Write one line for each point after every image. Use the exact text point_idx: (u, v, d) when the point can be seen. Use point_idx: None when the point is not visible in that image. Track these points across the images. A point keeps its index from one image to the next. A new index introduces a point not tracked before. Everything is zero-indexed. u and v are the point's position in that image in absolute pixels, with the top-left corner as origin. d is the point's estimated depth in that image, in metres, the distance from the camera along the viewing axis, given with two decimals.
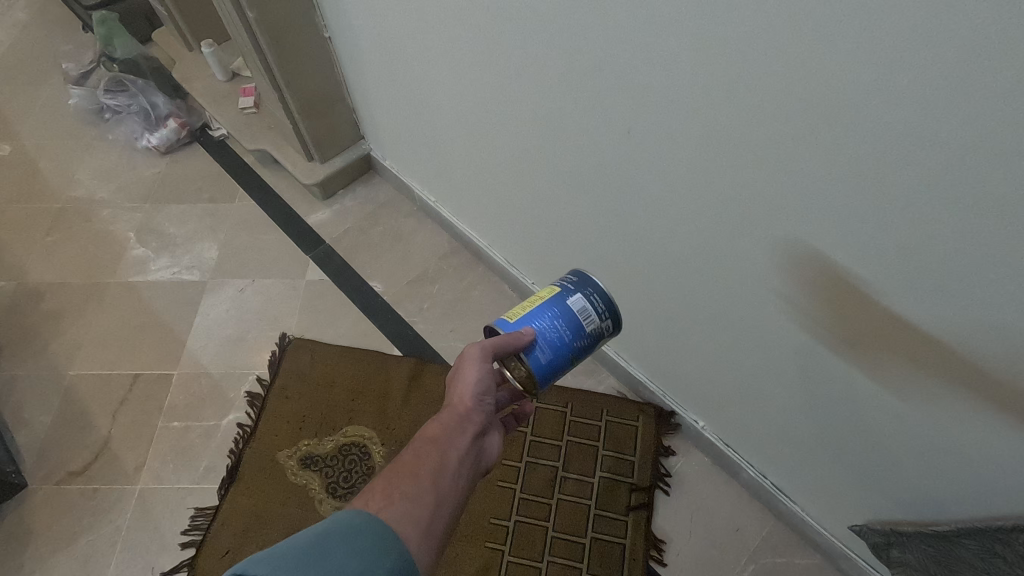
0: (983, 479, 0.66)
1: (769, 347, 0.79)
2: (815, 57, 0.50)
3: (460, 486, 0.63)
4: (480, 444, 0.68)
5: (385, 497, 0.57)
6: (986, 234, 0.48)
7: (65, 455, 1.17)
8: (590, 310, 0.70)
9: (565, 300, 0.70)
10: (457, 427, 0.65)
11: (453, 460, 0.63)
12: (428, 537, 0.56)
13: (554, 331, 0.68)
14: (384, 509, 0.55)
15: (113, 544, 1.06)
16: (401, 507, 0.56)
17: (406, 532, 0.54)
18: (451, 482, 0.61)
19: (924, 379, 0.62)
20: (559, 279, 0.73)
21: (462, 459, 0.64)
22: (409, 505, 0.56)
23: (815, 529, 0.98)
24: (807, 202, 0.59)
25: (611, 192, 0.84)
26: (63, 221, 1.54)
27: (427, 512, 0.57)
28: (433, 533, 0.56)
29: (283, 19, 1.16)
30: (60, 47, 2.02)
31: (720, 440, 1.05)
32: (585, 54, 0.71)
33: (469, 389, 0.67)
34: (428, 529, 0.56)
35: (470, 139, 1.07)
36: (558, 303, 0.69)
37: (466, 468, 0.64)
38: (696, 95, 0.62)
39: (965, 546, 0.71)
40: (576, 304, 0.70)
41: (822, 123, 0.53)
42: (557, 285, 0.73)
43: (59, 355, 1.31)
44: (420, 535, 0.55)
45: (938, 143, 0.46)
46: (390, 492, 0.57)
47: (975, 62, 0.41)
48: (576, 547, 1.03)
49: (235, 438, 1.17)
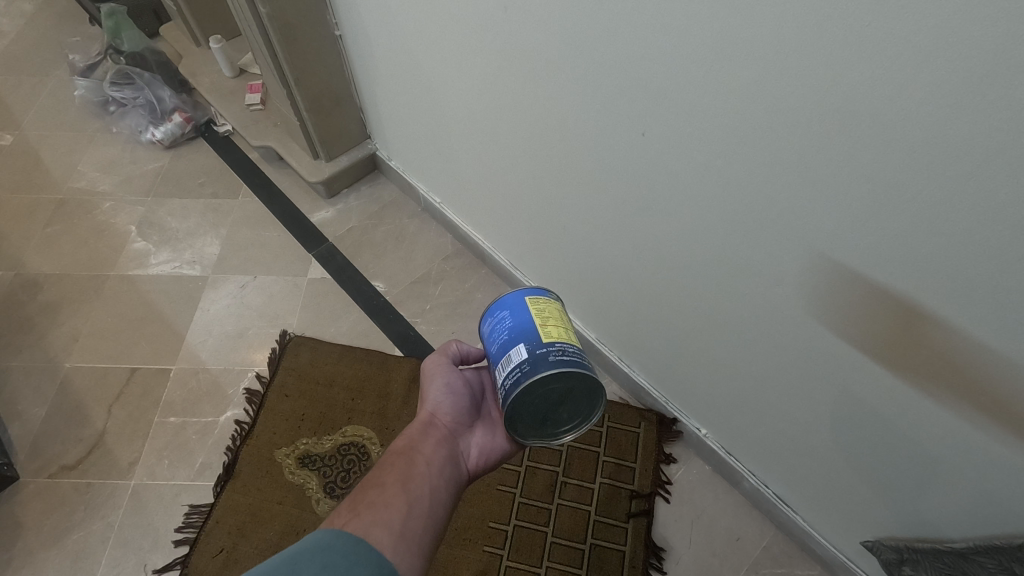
0: (993, 494, 0.65)
1: (775, 355, 0.79)
2: (833, 66, 0.50)
3: (435, 487, 0.65)
4: (454, 447, 0.71)
5: (351, 512, 0.59)
6: (1005, 244, 0.48)
7: (59, 448, 1.15)
8: (506, 369, 0.62)
9: (524, 349, 0.61)
10: (422, 434, 0.70)
11: (420, 463, 0.66)
12: (403, 539, 0.57)
13: (494, 334, 0.65)
14: (348, 522, 0.57)
15: (104, 540, 1.05)
16: (368, 516, 0.58)
17: (377, 538, 0.56)
18: (422, 485, 0.64)
19: (934, 390, 0.61)
20: (562, 353, 0.61)
21: (432, 462, 0.67)
22: (377, 513, 0.59)
23: (816, 540, 0.97)
24: (822, 208, 0.59)
25: (621, 195, 0.84)
26: (63, 213, 1.53)
27: (398, 516, 0.59)
28: (407, 535, 0.58)
29: (294, 17, 1.16)
30: (67, 39, 2.01)
31: (723, 448, 1.05)
32: (600, 57, 0.71)
33: (430, 396, 0.73)
34: (402, 530, 0.58)
35: (479, 140, 1.07)
36: (525, 328, 0.63)
37: (440, 470, 0.67)
38: (711, 100, 0.62)
39: (982, 566, 0.68)
40: (514, 350, 0.62)
41: (839, 131, 0.53)
42: (555, 350, 0.61)
43: (56, 347, 1.29)
44: (393, 538, 0.57)
45: (956, 153, 0.47)
46: (355, 507, 0.59)
47: (995, 73, 0.41)
48: (575, 553, 1.02)
49: (232, 435, 1.16)
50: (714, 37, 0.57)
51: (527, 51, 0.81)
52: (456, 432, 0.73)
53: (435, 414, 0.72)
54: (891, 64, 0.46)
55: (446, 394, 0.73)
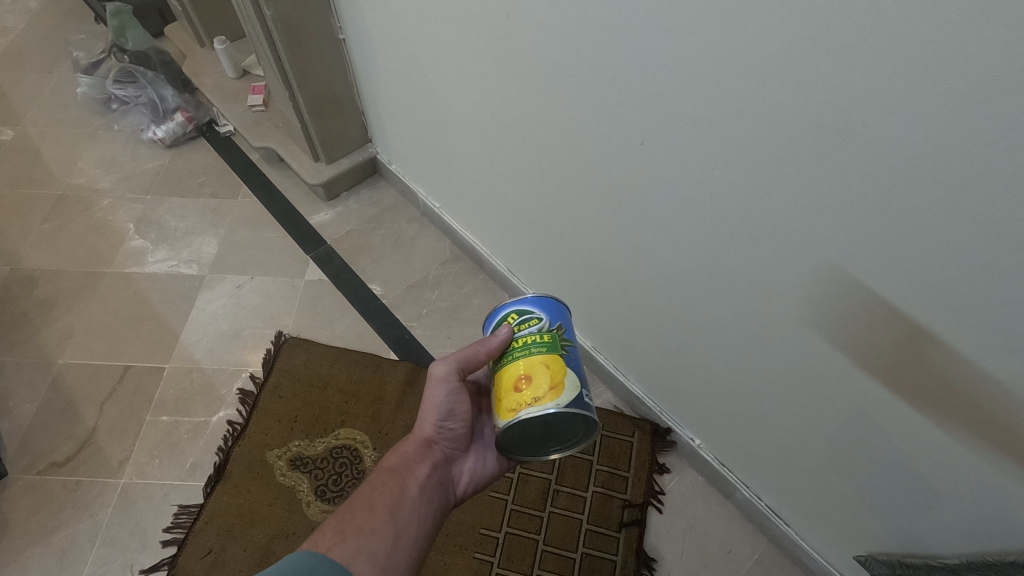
0: (986, 511, 0.65)
1: (771, 366, 0.79)
2: (829, 79, 0.51)
3: (422, 517, 0.65)
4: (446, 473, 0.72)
5: (336, 533, 0.58)
6: (998, 258, 0.48)
7: (49, 445, 1.15)
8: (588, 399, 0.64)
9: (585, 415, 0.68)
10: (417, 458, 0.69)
11: (412, 488, 0.66)
12: (384, 571, 0.58)
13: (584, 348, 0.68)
14: (333, 547, 0.57)
15: (91, 538, 1.04)
16: (354, 542, 0.58)
17: (361, 569, 0.56)
18: (410, 513, 0.64)
19: (928, 404, 0.62)
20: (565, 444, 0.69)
21: (423, 488, 0.67)
22: (362, 540, 0.58)
23: (809, 555, 0.97)
24: (818, 219, 0.59)
25: (619, 204, 0.84)
26: (61, 209, 1.53)
27: (382, 547, 0.59)
28: (389, 568, 0.58)
29: (298, 19, 1.17)
30: (72, 36, 2.02)
31: (717, 459, 1.04)
32: (600, 64, 0.71)
33: (430, 415, 0.71)
34: (385, 562, 0.58)
35: (479, 147, 1.07)
36: None
37: (429, 496, 0.67)
38: (708, 110, 0.63)
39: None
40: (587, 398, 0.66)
41: (836, 144, 0.53)
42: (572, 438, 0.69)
43: (49, 342, 1.29)
44: (375, 571, 0.57)
45: (950, 166, 0.47)
46: (341, 528, 0.59)
47: (987, 90, 0.42)
48: (566, 562, 1.01)
49: (223, 435, 1.15)
50: (713, 47, 0.58)
51: (528, 58, 0.82)
52: (450, 456, 0.73)
53: (433, 434, 0.72)
54: (888, 77, 0.47)
55: (448, 416, 0.70)
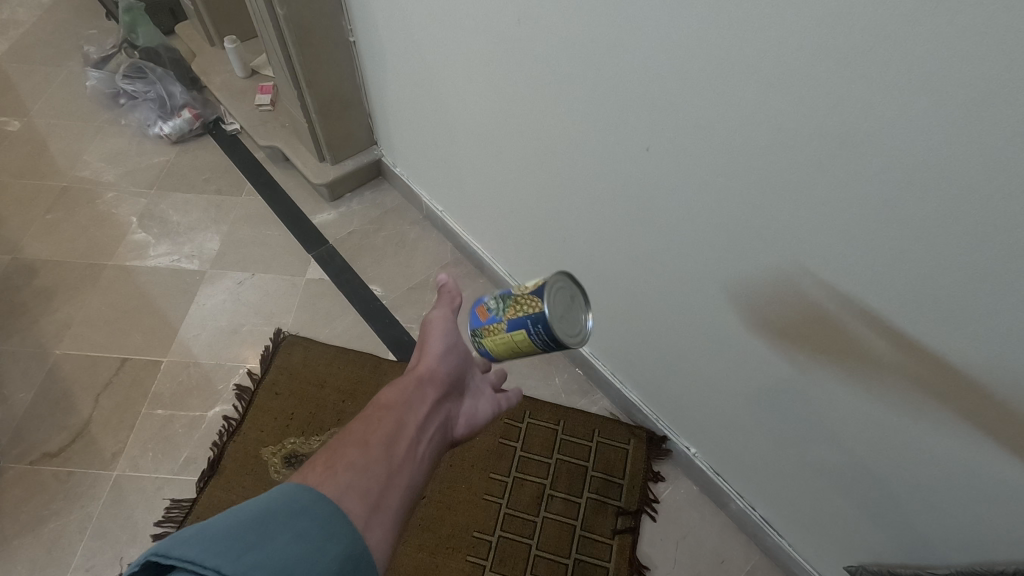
0: (980, 523, 0.65)
1: (769, 376, 0.79)
2: (834, 92, 0.51)
3: (418, 455, 0.61)
4: (443, 412, 0.69)
5: (326, 468, 0.53)
6: (993, 269, 0.49)
7: (42, 435, 1.14)
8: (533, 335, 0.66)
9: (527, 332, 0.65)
10: (416, 392, 0.66)
11: (411, 426, 0.62)
12: (378, 511, 0.52)
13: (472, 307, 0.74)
14: (323, 482, 0.51)
15: (82, 530, 1.03)
16: (347, 475, 0.53)
17: (350, 507, 0.50)
18: (410, 450, 0.60)
19: (923, 413, 0.62)
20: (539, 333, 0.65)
21: (423, 428, 0.64)
22: (356, 474, 0.53)
23: (802, 567, 0.97)
24: (818, 229, 0.60)
25: (622, 210, 0.85)
26: (65, 201, 1.53)
27: (377, 484, 0.54)
28: (381, 505, 0.53)
29: (310, 20, 1.19)
30: (83, 31, 2.04)
31: (711, 468, 1.05)
32: (608, 70, 0.72)
33: (430, 354, 0.71)
34: (378, 501, 0.53)
35: (483, 151, 1.08)
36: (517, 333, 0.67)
37: (427, 437, 0.64)
38: (712, 120, 0.64)
39: None
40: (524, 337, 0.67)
41: (837, 157, 0.55)
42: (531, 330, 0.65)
43: (47, 333, 1.28)
44: (366, 508, 0.51)
45: (945, 179, 0.48)
46: (333, 461, 0.54)
47: (982, 106, 0.44)
48: (558, 566, 1.01)
49: (219, 430, 1.15)
50: (719, 57, 0.59)
51: (536, 64, 0.83)
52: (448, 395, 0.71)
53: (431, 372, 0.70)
54: (890, 87, 0.48)
55: (447, 354, 0.72)
